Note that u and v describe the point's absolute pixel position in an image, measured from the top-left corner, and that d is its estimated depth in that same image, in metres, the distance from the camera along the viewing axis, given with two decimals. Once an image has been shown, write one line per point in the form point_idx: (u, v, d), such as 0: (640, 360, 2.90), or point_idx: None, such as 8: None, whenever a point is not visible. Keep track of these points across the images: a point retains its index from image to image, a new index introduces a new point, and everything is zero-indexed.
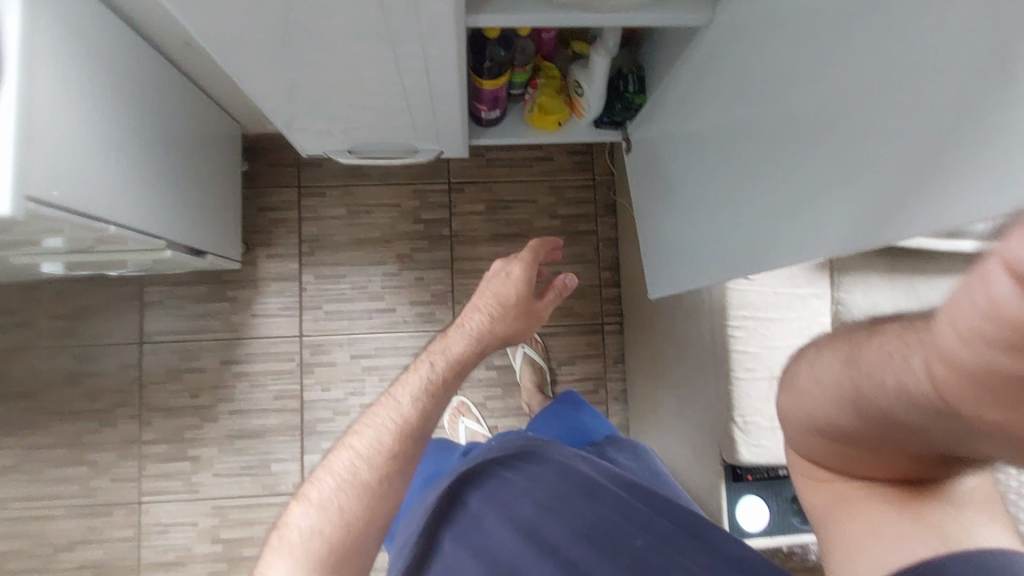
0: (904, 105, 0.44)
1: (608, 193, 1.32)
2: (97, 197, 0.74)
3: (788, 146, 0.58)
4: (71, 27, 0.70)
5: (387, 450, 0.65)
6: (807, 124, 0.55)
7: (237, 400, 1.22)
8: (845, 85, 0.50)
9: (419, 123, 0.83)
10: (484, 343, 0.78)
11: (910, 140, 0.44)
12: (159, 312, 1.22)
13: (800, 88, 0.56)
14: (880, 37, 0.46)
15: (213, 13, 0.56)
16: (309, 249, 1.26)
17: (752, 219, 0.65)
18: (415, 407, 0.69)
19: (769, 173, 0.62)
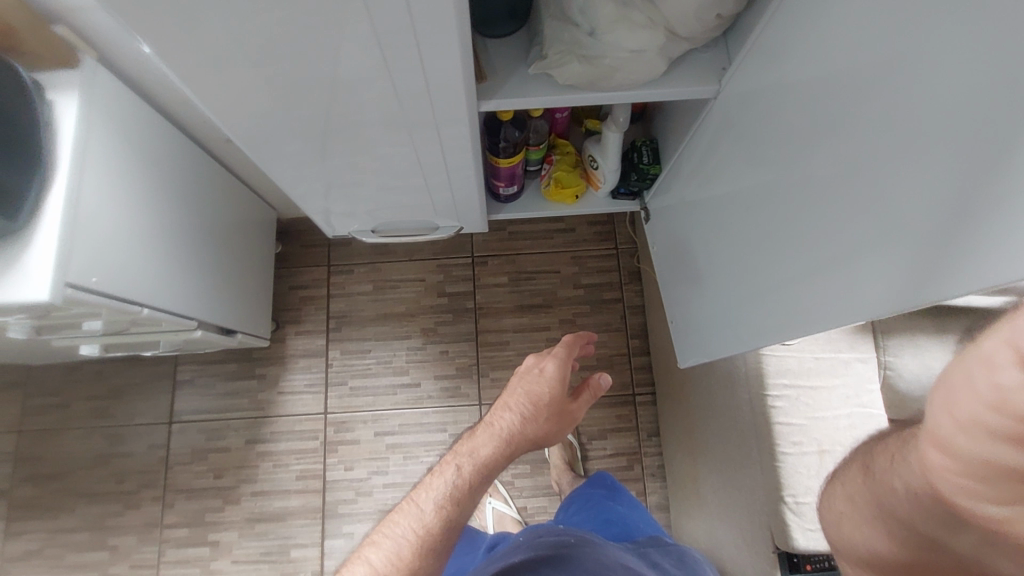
0: (922, 166, 0.43)
1: (632, 262, 1.31)
2: (133, 281, 0.77)
3: (808, 211, 0.57)
4: (122, 129, 0.76)
5: (405, 563, 0.61)
6: (826, 188, 0.54)
7: (260, 480, 1.20)
8: (860, 146, 0.49)
9: (439, 202, 0.85)
10: (512, 444, 0.76)
11: (932, 202, 0.42)
12: (190, 391, 1.24)
13: (814, 152, 0.56)
14: (892, 99, 0.46)
15: (243, 114, 0.61)
16: (336, 325, 1.28)
17: (777, 286, 0.63)
18: (437, 515, 0.66)
19: (791, 238, 0.60)
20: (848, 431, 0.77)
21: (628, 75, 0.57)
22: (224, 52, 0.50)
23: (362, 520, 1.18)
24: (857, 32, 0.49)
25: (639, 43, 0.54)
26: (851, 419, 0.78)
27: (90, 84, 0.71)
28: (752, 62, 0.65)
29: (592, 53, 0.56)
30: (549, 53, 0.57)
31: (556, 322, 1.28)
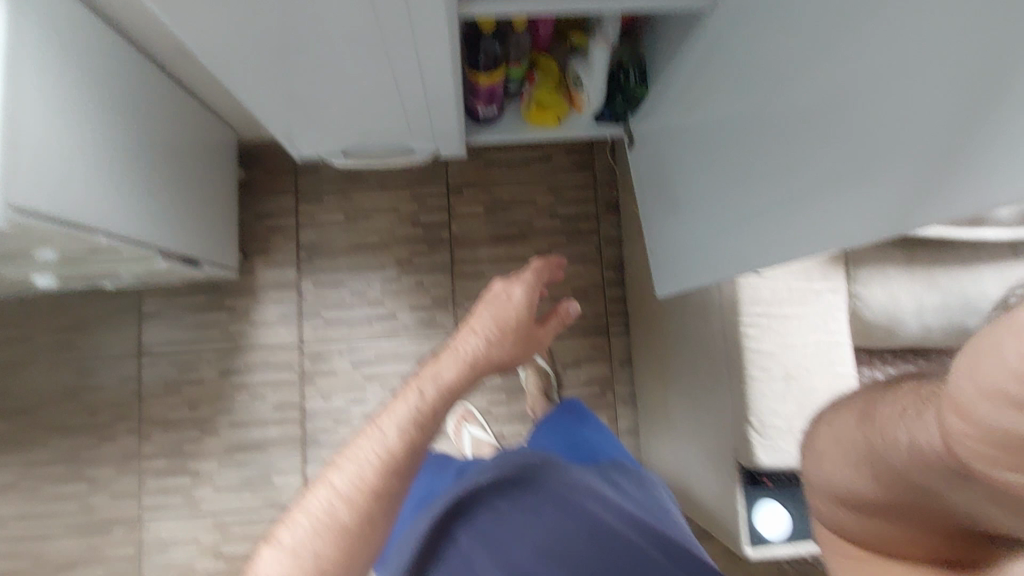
0: (920, 90, 0.42)
1: (610, 192, 1.29)
2: (86, 208, 0.72)
3: (792, 137, 0.56)
4: (55, 32, 0.68)
5: (371, 485, 0.63)
6: (816, 111, 0.53)
7: (237, 411, 1.19)
8: (860, 65, 0.47)
9: (413, 124, 0.80)
10: (474, 367, 0.76)
11: (931, 126, 0.42)
12: (157, 324, 1.20)
13: (810, 71, 0.53)
14: (895, 17, 0.44)
15: (195, 17, 0.54)
16: (307, 256, 1.24)
17: (756, 215, 0.63)
18: (399, 438, 0.66)
19: (773, 165, 0.59)
20: (813, 358, 0.80)
21: None
22: None
23: (342, 448, 1.20)
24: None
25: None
26: (818, 347, 0.81)
27: None
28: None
29: None
30: None
31: (532, 253, 1.27)
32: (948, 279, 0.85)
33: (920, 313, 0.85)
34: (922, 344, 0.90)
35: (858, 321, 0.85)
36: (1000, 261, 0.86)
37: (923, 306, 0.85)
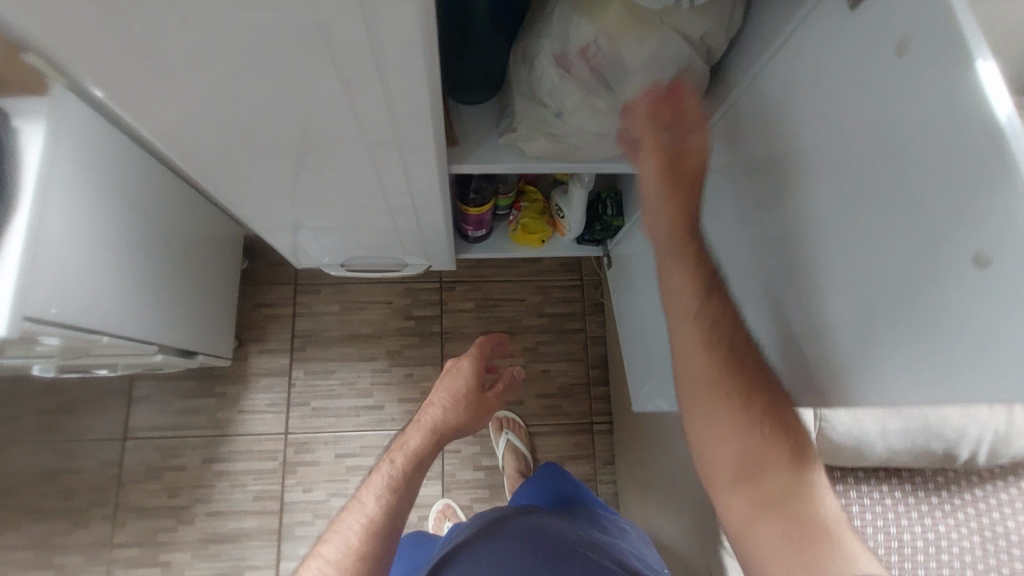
0: (887, 242, 0.43)
1: (596, 293, 1.36)
2: (94, 311, 0.77)
3: (773, 275, 0.57)
4: (94, 156, 0.76)
5: (358, 552, 0.65)
6: (778, 262, 0.57)
7: (215, 500, 1.19)
8: (813, 234, 0.51)
9: (408, 241, 0.87)
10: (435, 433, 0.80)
11: (877, 308, 0.45)
12: (146, 407, 1.22)
13: (770, 230, 0.58)
14: (848, 169, 0.46)
15: (213, 162, 0.62)
16: (301, 344, 1.28)
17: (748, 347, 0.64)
18: (379, 503, 0.69)
19: (757, 299, 0.61)
20: None
21: (588, 151, 0.64)
22: (197, 109, 0.52)
23: (319, 542, 1.18)
24: (807, 123, 0.51)
25: (600, 126, 0.60)
26: None
27: (65, 113, 0.71)
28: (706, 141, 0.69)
29: (558, 131, 0.62)
30: (519, 126, 0.62)
31: (519, 349, 1.32)
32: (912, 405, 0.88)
33: (883, 436, 0.89)
34: (891, 462, 0.93)
35: (826, 441, 0.88)
36: None
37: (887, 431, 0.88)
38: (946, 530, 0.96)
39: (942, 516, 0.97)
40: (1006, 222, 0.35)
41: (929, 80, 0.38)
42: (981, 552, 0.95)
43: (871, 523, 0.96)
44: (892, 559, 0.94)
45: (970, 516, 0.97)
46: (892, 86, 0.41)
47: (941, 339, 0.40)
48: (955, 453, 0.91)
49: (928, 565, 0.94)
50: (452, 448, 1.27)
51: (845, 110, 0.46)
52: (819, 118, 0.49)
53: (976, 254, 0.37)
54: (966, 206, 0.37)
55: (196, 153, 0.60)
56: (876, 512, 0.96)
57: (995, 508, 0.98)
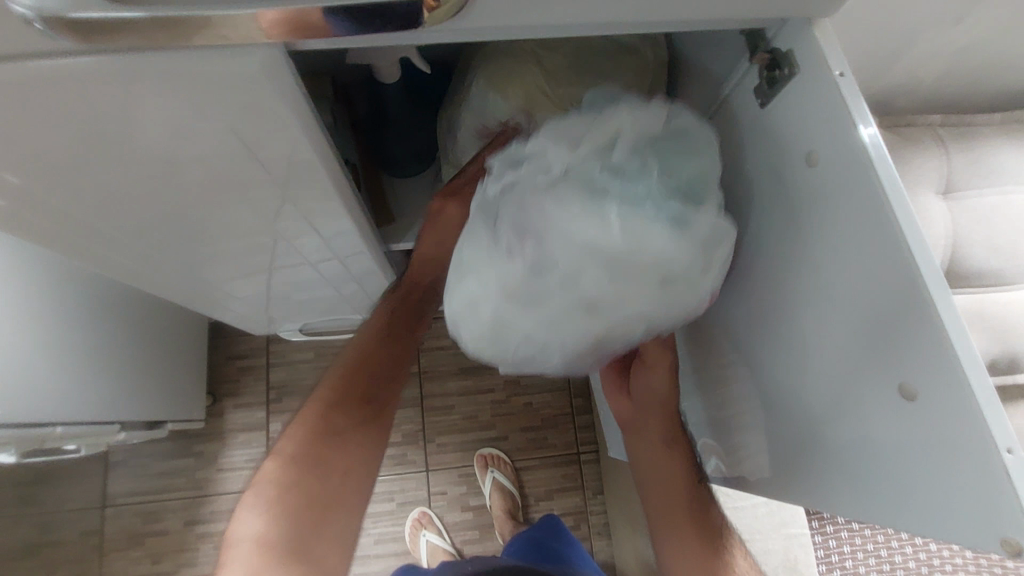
0: (824, 328, 0.48)
1: None
2: (45, 405, 0.75)
3: (736, 346, 0.61)
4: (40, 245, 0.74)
5: (282, 522, 0.59)
6: (745, 321, 0.59)
7: (201, 563, 1.17)
8: (772, 303, 0.54)
9: (367, 303, 0.84)
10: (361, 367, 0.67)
11: (840, 395, 0.47)
12: (123, 472, 1.20)
13: (736, 290, 0.59)
14: (784, 255, 0.51)
15: (144, 274, 0.62)
16: (277, 396, 1.26)
17: (732, 418, 0.65)
18: (305, 468, 0.62)
19: (729, 365, 0.64)
20: (764, 518, 0.83)
21: None
22: (111, 235, 0.52)
23: None
24: (768, 203, 0.52)
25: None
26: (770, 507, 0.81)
27: None
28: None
29: None
30: None
31: (500, 383, 1.30)
32: None
33: None
34: None
35: None
36: None
37: None
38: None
39: None
40: (932, 361, 0.38)
41: (880, 207, 0.39)
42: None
43: None
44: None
45: None
46: (847, 201, 0.42)
47: (884, 422, 0.43)
48: None
49: None
50: (438, 490, 1.25)
51: (791, 190, 0.48)
52: (776, 201, 0.50)
53: (914, 383, 0.40)
54: (916, 343, 0.39)
55: (126, 269, 0.60)
56: None
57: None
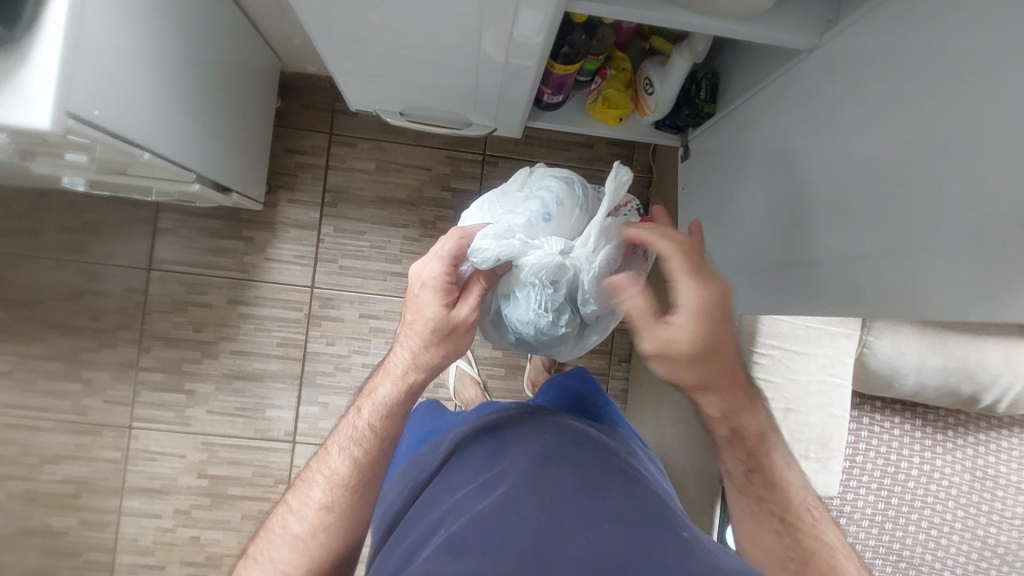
0: (1012, 146, 0.42)
1: (643, 192, 1.30)
2: (135, 123, 0.70)
3: (859, 182, 0.56)
4: None
5: (322, 518, 0.66)
6: (851, 196, 0.57)
7: (241, 340, 1.20)
8: (891, 179, 0.52)
9: (481, 99, 0.78)
10: (388, 420, 0.68)
11: (999, 224, 0.43)
12: (172, 240, 1.20)
13: (853, 162, 0.57)
14: (995, 63, 0.43)
15: None
16: (333, 200, 1.23)
17: (815, 263, 0.62)
18: (348, 471, 0.67)
19: (838, 205, 0.59)
20: (815, 395, 0.84)
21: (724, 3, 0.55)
22: None
23: (339, 393, 1.22)
24: (931, 72, 0.49)
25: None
26: (820, 384, 0.84)
27: None
28: (865, 24, 0.56)
29: None
30: None
31: None
32: (959, 346, 0.87)
33: (920, 368, 0.88)
34: (914, 396, 0.93)
35: (861, 366, 0.88)
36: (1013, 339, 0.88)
37: (924, 366, 0.88)
38: (941, 464, 1.01)
39: (941, 451, 1.01)
40: None
41: None
42: (969, 488, 1.01)
43: (875, 448, 0.99)
44: (885, 483, 0.99)
45: (967, 456, 1.02)
46: None
47: None
48: (981, 399, 0.92)
49: (914, 494, 1.00)
50: None
51: None
52: (949, 64, 0.47)
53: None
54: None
55: None
56: (881, 439, 1.00)
57: (995, 444, 1.01)
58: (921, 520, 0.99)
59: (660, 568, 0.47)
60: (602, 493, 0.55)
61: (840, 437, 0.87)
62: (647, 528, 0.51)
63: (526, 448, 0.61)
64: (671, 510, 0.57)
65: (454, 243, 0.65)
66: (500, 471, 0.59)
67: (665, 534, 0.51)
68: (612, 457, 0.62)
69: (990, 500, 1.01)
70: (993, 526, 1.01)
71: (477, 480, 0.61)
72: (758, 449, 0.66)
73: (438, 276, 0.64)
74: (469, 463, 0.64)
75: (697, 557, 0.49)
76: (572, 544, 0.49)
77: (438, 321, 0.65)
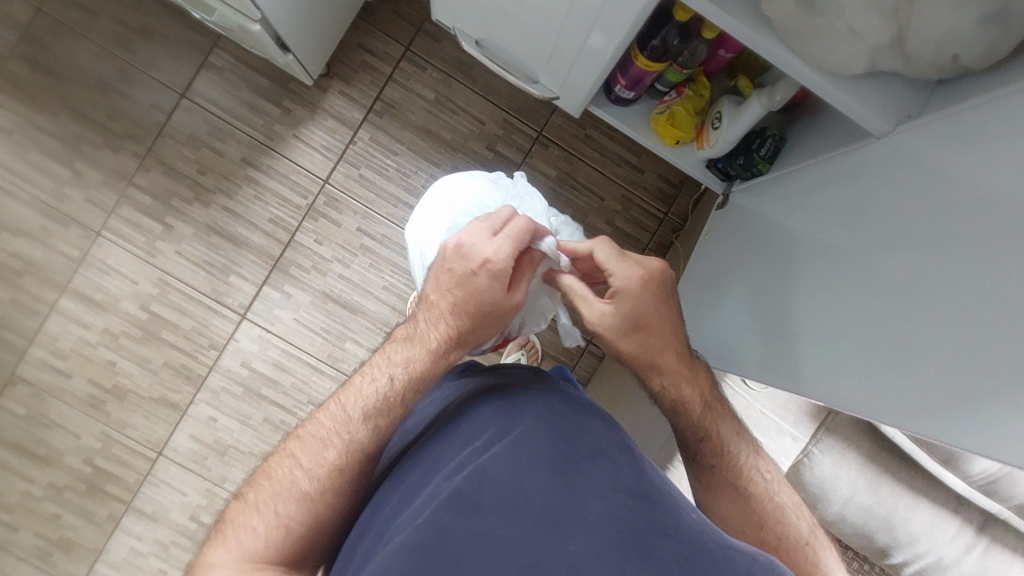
0: (1004, 278, 0.42)
1: (668, 235, 1.29)
2: None
3: (866, 274, 0.56)
4: None
5: (335, 477, 0.60)
6: (849, 296, 0.58)
7: (237, 200, 1.19)
8: (888, 293, 0.53)
9: (553, 65, 0.76)
10: (418, 387, 0.65)
11: (971, 345, 0.43)
12: (216, 79, 1.18)
13: (864, 265, 0.57)
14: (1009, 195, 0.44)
15: None
16: (380, 110, 1.22)
17: (802, 340, 0.62)
18: (370, 430, 0.63)
19: (838, 291, 0.59)
20: None
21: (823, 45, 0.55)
22: None
23: (305, 290, 1.20)
24: (960, 205, 0.48)
25: (863, 25, 0.52)
26: None
27: None
28: (936, 129, 0.54)
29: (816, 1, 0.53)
30: None
31: None
32: (889, 495, 0.86)
33: (848, 499, 0.86)
34: (831, 529, 0.91)
35: (795, 475, 0.86)
36: (944, 511, 0.88)
37: (851, 500, 0.86)
38: None
39: None
40: None
41: None
42: None
43: None
44: None
45: None
46: None
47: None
48: (890, 555, 0.89)
49: None
50: None
51: None
52: (978, 202, 0.47)
53: (964, 413, 0.42)
54: (987, 385, 0.41)
55: None
56: None
57: None
58: None
59: (678, 540, 0.49)
60: (614, 470, 0.54)
61: None
62: (658, 497, 0.53)
63: (533, 414, 0.58)
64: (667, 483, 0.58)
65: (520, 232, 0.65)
66: (506, 428, 0.58)
67: (672, 505, 0.53)
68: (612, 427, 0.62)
69: None
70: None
71: (475, 428, 0.60)
72: (705, 420, 0.69)
73: (507, 256, 0.64)
74: (467, 416, 0.62)
75: (707, 536, 0.51)
76: (589, 510, 0.50)
77: (492, 308, 0.65)
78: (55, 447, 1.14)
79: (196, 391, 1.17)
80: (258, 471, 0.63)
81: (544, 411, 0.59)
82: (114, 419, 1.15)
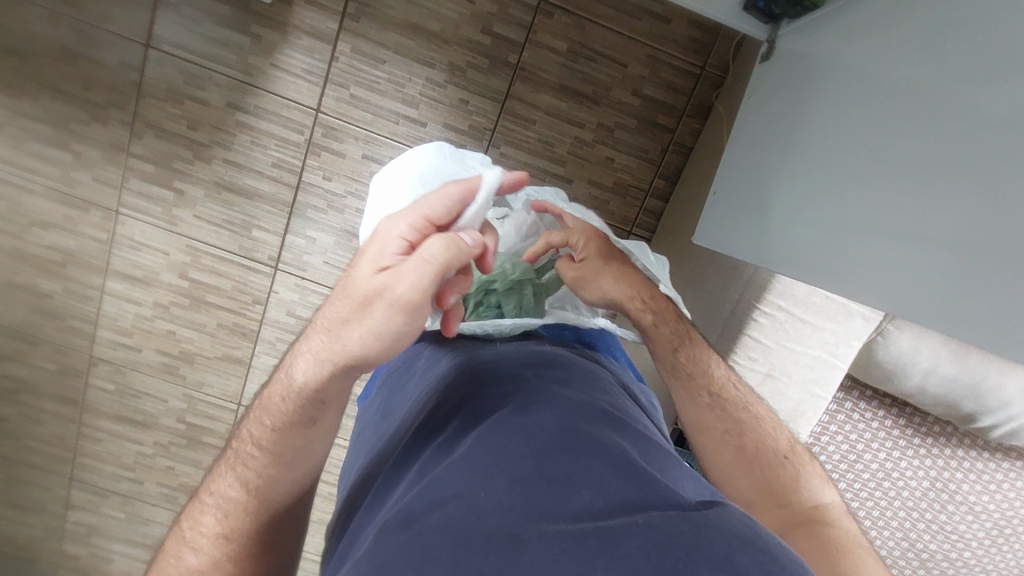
0: None
1: (709, 94, 1.11)
2: None
3: (946, 151, 0.53)
4: None
5: (220, 547, 0.56)
6: (928, 176, 0.54)
7: (235, 150, 1.12)
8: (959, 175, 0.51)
9: None
10: (277, 447, 0.53)
11: None
12: (174, 18, 1.06)
13: (939, 129, 0.54)
14: None
15: None
16: (355, 12, 1.06)
17: (865, 228, 0.61)
18: (246, 495, 0.56)
19: (910, 172, 0.56)
20: (804, 369, 0.79)
21: None
22: None
23: (326, 231, 1.16)
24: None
25: None
26: (813, 361, 0.79)
27: None
28: None
29: None
30: None
31: (595, 122, 1.12)
32: (984, 367, 0.77)
33: (929, 372, 0.80)
34: (910, 397, 0.86)
35: (867, 352, 0.81)
36: None
37: (933, 371, 0.79)
38: (904, 466, 1.00)
39: (921, 458, 1.00)
40: None
41: None
42: (921, 494, 1.01)
43: (844, 433, 0.98)
44: (840, 467, 1.00)
45: (935, 467, 1.00)
46: None
47: None
48: (977, 419, 0.84)
49: (875, 494, 1.01)
50: None
51: None
52: None
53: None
54: None
55: None
56: (854, 426, 0.98)
57: (966, 458, 0.99)
58: (858, 507, 1.01)
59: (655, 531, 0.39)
60: (589, 454, 0.46)
61: (812, 418, 0.82)
62: (639, 473, 0.45)
63: (505, 399, 0.53)
64: (651, 453, 0.50)
65: (451, 204, 0.50)
66: (480, 418, 0.52)
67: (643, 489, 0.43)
68: (600, 401, 0.55)
69: (954, 522, 1.01)
70: (946, 544, 1.03)
71: (445, 416, 0.55)
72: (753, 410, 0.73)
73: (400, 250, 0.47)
74: (440, 397, 0.57)
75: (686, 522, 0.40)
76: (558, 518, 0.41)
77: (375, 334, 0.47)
78: (150, 412, 1.25)
79: (253, 344, 1.22)
80: (163, 539, 0.60)
81: (515, 395, 0.53)
82: (190, 381, 1.23)
